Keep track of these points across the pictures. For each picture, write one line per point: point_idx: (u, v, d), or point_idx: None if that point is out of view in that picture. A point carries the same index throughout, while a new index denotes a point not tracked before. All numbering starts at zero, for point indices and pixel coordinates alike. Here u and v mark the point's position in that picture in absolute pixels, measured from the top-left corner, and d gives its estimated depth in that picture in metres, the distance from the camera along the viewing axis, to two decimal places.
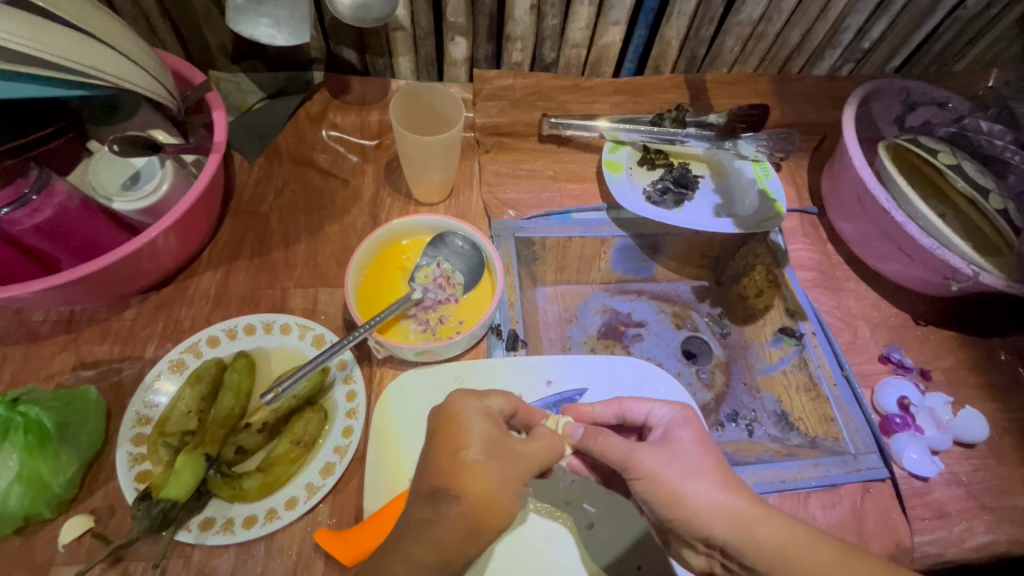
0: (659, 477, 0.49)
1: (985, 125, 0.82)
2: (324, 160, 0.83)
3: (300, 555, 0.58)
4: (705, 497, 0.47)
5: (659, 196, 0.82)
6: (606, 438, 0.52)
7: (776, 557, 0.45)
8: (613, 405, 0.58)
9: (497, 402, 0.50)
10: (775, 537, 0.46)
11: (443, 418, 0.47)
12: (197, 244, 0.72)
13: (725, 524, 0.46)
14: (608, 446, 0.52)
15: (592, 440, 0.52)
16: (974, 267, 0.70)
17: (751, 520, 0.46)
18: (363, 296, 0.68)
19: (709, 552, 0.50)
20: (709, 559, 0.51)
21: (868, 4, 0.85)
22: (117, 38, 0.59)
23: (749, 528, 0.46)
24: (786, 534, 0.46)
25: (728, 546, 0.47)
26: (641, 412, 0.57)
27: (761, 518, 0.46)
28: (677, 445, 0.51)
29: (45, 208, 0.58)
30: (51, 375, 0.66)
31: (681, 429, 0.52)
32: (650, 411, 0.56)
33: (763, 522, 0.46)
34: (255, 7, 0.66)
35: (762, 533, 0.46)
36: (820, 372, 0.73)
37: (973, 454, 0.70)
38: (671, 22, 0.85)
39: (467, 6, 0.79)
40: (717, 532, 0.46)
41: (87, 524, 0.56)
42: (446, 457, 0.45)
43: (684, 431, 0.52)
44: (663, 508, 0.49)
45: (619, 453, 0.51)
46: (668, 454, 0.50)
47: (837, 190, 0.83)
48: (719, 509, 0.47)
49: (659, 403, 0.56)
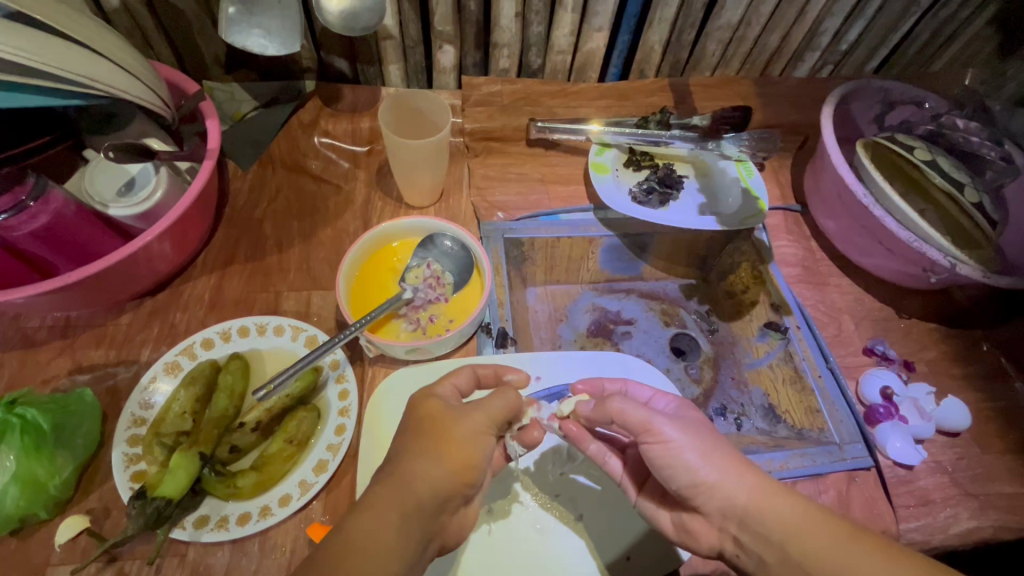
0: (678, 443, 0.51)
1: (960, 122, 0.85)
2: (316, 166, 0.85)
3: (294, 551, 0.58)
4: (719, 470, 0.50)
5: (645, 196, 0.84)
6: (622, 404, 0.53)
7: (790, 528, 0.47)
8: (617, 382, 0.61)
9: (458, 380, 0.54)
10: (791, 508, 0.48)
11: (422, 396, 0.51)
12: (191, 250, 0.74)
13: (747, 492, 0.49)
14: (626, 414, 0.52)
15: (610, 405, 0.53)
16: (950, 259, 0.71)
17: (762, 503, 0.49)
18: (354, 297, 0.69)
19: (721, 526, 0.51)
20: (720, 534, 0.51)
21: (844, 7, 0.87)
22: (113, 50, 0.61)
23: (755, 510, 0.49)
24: (799, 512, 0.48)
25: (745, 518, 0.49)
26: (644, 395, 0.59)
27: (777, 492, 0.50)
28: (691, 420, 0.54)
29: (42, 214, 0.58)
30: (48, 379, 0.67)
31: (690, 411, 0.56)
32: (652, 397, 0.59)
33: (773, 499, 0.49)
34: (247, 19, 0.69)
35: (780, 506, 0.49)
36: (805, 365, 0.75)
37: (957, 443, 0.71)
38: (653, 27, 0.87)
39: (454, 15, 0.82)
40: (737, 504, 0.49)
41: (82, 524, 0.57)
42: (429, 427, 0.49)
43: (693, 413, 0.55)
44: (682, 481, 0.51)
45: (636, 421, 0.52)
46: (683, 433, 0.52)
47: (819, 188, 0.85)
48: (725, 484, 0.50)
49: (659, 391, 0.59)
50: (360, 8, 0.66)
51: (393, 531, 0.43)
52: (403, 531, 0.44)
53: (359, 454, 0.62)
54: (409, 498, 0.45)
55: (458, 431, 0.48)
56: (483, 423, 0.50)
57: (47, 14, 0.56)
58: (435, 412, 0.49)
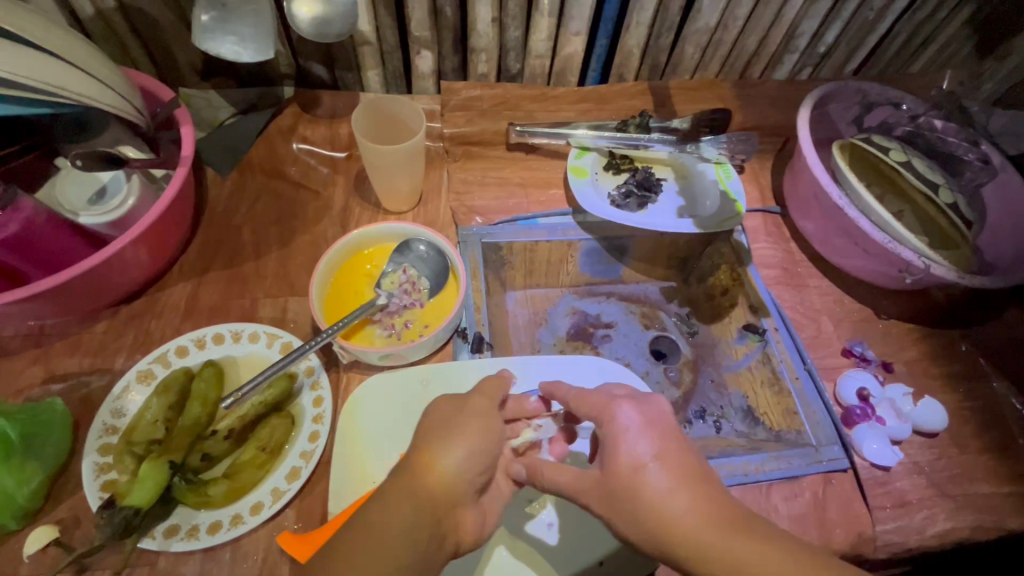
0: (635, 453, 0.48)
1: (939, 123, 0.86)
2: (295, 172, 0.85)
3: (265, 560, 0.58)
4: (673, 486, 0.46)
5: (623, 200, 0.84)
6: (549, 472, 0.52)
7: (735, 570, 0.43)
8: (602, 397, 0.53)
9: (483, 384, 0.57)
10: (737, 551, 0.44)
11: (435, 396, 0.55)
12: (167, 257, 0.73)
13: (688, 536, 0.45)
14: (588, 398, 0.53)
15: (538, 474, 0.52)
16: (924, 259, 0.72)
17: (692, 534, 0.44)
18: (328, 303, 0.69)
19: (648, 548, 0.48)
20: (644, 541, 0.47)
21: (820, 9, 0.88)
22: (83, 58, 0.61)
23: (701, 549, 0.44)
24: (751, 549, 0.44)
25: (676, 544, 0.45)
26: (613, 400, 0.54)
27: (719, 533, 0.44)
28: (619, 455, 0.48)
29: (11, 223, 0.58)
30: (20, 389, 0.66)
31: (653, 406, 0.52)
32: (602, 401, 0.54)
33: (712, 530, 0.45)
34: (220, 26, 0.68)
35: (728, 545, 0.44)
36: (783, 367, 0.75)
37: (935, 443, 0.71)
38: (630, 31, 0.87)
39: (430, 20, 0.82)
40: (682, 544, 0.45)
41: (50, 536, 0.56)
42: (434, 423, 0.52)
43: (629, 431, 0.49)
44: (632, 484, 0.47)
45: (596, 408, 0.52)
46: (640, 446, 0.48)
47: (797, 190, 0.85)
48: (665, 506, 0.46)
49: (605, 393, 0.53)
50: (331, 15, 0.66)
51: (403, 528, 0.46)
52: (413, 526, 0.47)
53: (333, 461, 0.62)
54: (416, 495, 0.47)
55: (466, 419, 0.52)
56: (483, 418, 0.52)
57: (14, 23, 0.56)
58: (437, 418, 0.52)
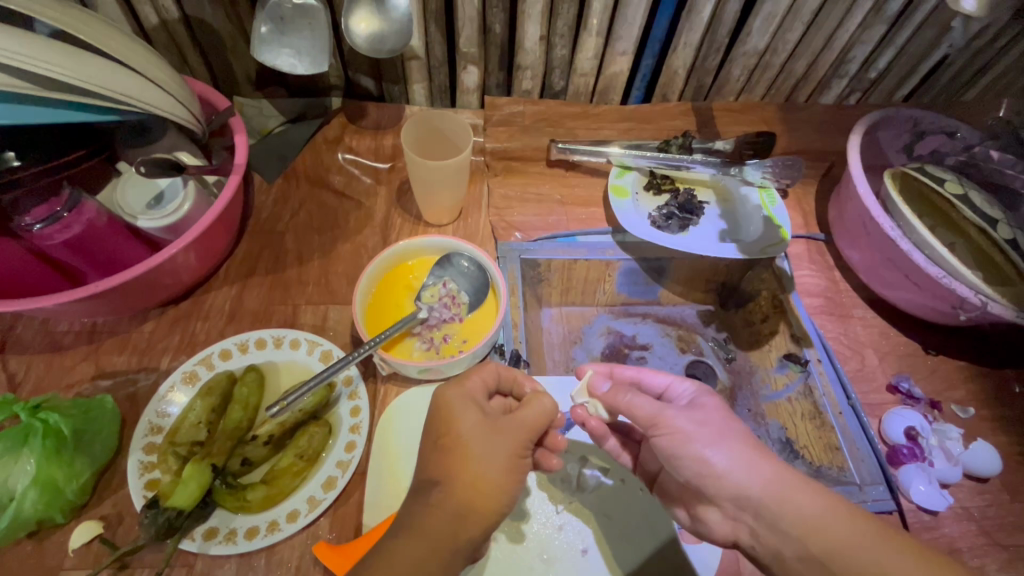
0: (685, 442, 0.51)
1: (995, 154, 0.83)
2: (339, 181, 0.86)
3: (299, 568, 0.59)
4: (738, 468, 0.50)
5: (664, 221, 0.83)
6: (632, 399, 0.54)
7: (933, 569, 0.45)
8: (630, 369, 0.60)
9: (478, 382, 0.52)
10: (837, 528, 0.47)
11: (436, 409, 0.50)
12: (214, 261, 0.75)
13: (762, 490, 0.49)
14: (637, 409, 0.54)
15: (621, 397, 0.55)
16: (982, 297, 0.69)
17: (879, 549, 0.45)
18: (370, 314, 0.70)
19: (737, 517, 0.51)
20: (735, 525, 0.52)
21: (874, 35, 0.86)
22: (149, 68, 0.63)
23: (784, 493, 0.49)
24: (821, 499, 0.48)
25: (761, 510, 0.49)
26: (661, 385, 0.59)
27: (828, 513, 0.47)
28: (684, 434, 0.51)
29: (75, 224, 0.62)
30: (72, 384, 0.68)
31: (707, 394, 0.55)
32: (636, 400, 0.54)
33: (800, 490, 0.49)
34: (278, 38, 0.71)
35: (809, 513, 0.48)
36: (826, 401, 0.73)
37: (986, 489, 0.68)
38: (677, 52, 0.87)
39: (479, 37, 0.83)
40: (753, 489, 0.49)
41: (96, 530, 0.58)
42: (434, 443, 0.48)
43: (711, 397, 0.55)
44: (695, 473, 0.51)
45: (648, 416, 0.53)
46: (700, 416, 0.53)
47: (844, 218, 0.83)
48: (753, 469, 0.50)
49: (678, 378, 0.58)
50: (387, 31, 0.68)
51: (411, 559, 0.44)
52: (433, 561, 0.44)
53: (369, 471, 0.63)
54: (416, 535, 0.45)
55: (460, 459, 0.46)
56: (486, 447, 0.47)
57: (91, 35, 0.58)
58: (463, 430, 0.48)
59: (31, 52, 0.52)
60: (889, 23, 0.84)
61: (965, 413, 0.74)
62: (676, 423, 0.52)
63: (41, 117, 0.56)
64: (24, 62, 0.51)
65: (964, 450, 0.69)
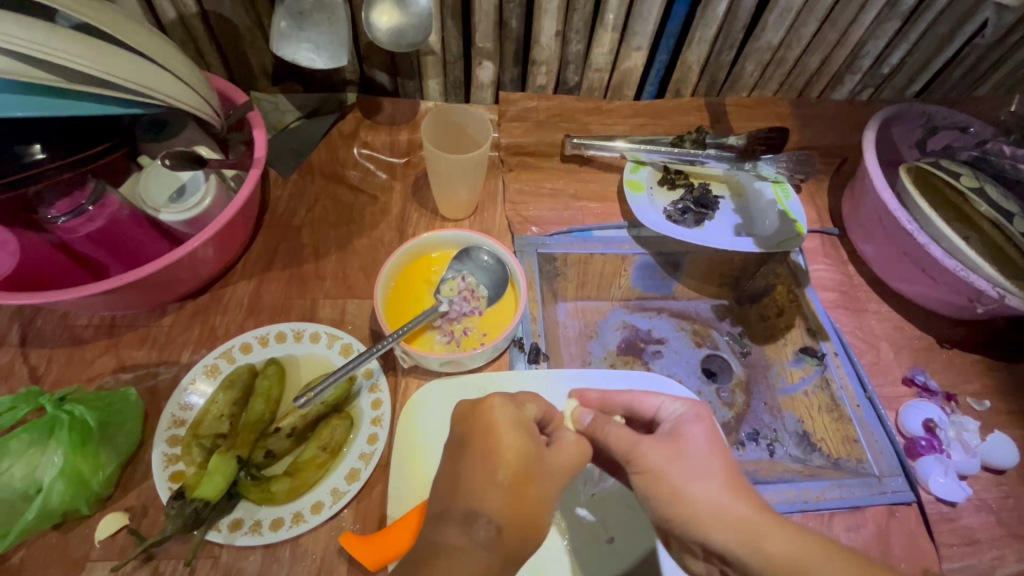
0: (657, 478, 0.50)
1: (1008, 149, 0.82)
2: (354, 176, 0.87)
3: (324, 559, 0.59)
4: (703, 504, 0.48)
5: (679, 216, 0.84)
6: (611, 429, 0.53)
7: None
8: (622, 395, 0.59)
9: (530, 409, 0.51)
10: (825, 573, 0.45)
11: (478, 428, 0.47)
12: (232, 256, 0.75)
13: (734, 529, 0.47)
14: (620, 439, 0.52)
15: (601, 429, 0.53)
16: (999, 290, 0.69)
17: None
18: (391, 308, 0.70)
19: (710, 559, 0.50)
20: (708, 562, 0.51)
21: (888, 30, 0.86)
22: (169, 60, 0.63)
23: (756, 537, 0.46)
24: (799, 546, 0.46)
25: (726, 554, 0.47)
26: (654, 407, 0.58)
27: (812, 561, 0.45)
28: (661, 470, 0.50)
29: (98, 218, 0.63)
30: (94, 376, 0.69)
31: (690, 425, 0.53)
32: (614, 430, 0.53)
33: (771, 537, 0.46)
34: (297, 33, 0.70)
35: (772, 546, 0.46)
36: (843, 393, 0.73)
37: (1003, 480, 0.69)
38: (692, 47, 0.87)
39: (495, 32, 0.83)
40: (715, 535, 0.47)
41: (121, 522, 0.58)
42: (481, 466, 0.45)
43: (694, 429, 0.53)
44: (660, 510, 0.50)
45: (624, 445, 0.52)
46: (674, 450, 0.51)
47: (858, 212, 0.83)
48: (722, 512, 0.47)
49: (670, 399, 0.57)
50: (407, 25, 0.68)
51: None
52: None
53: (391, 464, 0.62)
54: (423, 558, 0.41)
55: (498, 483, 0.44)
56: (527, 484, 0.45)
57: (113, 27, 0.58)
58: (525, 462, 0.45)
59: (54, 44, 0.52)
60: (903, 18, 0.84)
61: (981, 405, 0.74)
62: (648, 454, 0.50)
63: (64, 108, 0.56)
64: (47, 53, 0.51)
65: (981, 443, 0.70)
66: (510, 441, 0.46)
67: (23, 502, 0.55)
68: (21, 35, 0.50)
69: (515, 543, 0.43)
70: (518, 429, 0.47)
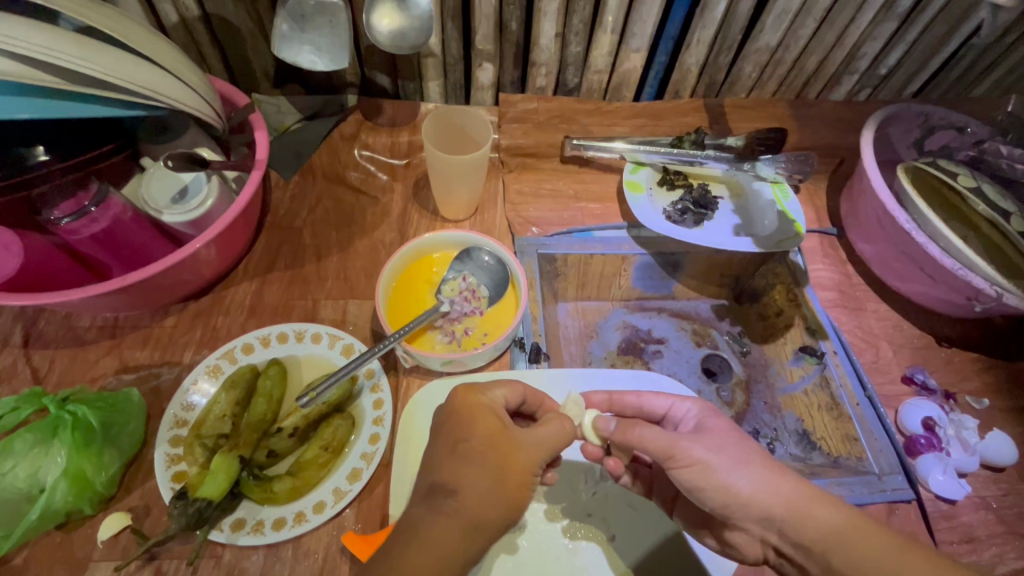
0: (708, 471, 0.49)
1: (1005, 148, 0.82)
2: (355, 178, 0.87)
3: (326, 558, 0.59)
4: (756, 485, 0.49)
5: (679, 216, 0.84)
6: (644, 431, 0.51)
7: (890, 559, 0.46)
8: (631, 397, 0.60)
9: (501, 393, 0.52)
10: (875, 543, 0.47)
11: (450, 406, 0.49)
12: (234, 257, 0.76)
13: (786, 504, 0.49)
14: (649, 442, 0.51)
15: (631, 432, 0.52)
16: (997, 289, 0.70)
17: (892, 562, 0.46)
18: (392, 308, 0.70)
19: (762, 537, 0.51)
20: (762, 544, 0.52)
21: (885, 31, 0.87)
22: (171, 62, 0.63)
23: (805, 510, 0.49)
24: (844, 517, 0.48)
25: (785, 528, 0.49)
26: (663, 407, 0.59)
27: (859, 530, 0.48)
28: (708, 462, 0.50)
29: (102, 219, 0.63)
30: (96, 377, 0.69)
31: (712, 418, 0.54)
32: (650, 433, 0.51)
33: (817, 507, 0.49)
34: (298, 36, 0.71)
35: (821, 515, 0.48)
36: (842, 392, 0.74)
37: (1002, 478, 0.69)
38: (690, 49, 0.88)
39: (495, 34, 0.84)
40: (774, 512, 0.49)
41: (124, 522, 0.58)
42: (445, 443, 0.47)
43: (716, 421, 0.54)
44: (716, 500, 0.50)
45: (664, 444, 0.51)
46: (713, 441, 0.51)
47: (857, 211, 0.84)
48: (772, 490, 0.49)
49: (681, 399, 0.58)
50: (408, 28, 0.69)
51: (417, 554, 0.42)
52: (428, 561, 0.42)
53: (393, 463, 0.63)
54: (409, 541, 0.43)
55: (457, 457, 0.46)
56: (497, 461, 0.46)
57: (115, 29, 0.59)
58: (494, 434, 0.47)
59: (57, 46, 0.52)
60: (900, 20, 0.85)
61: (980, 403, 0.74)
62: (694, 450, 0.50)
63: (67, 110, 0.56)
64: (49, 55, 0.52)
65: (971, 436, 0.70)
66: (482, 421, 0.48)
67: (26, 502, 0.55)
68: (25, 38, 0.51)
69: (477, 509, 0.44)
70: (486, 406, 0.49)
